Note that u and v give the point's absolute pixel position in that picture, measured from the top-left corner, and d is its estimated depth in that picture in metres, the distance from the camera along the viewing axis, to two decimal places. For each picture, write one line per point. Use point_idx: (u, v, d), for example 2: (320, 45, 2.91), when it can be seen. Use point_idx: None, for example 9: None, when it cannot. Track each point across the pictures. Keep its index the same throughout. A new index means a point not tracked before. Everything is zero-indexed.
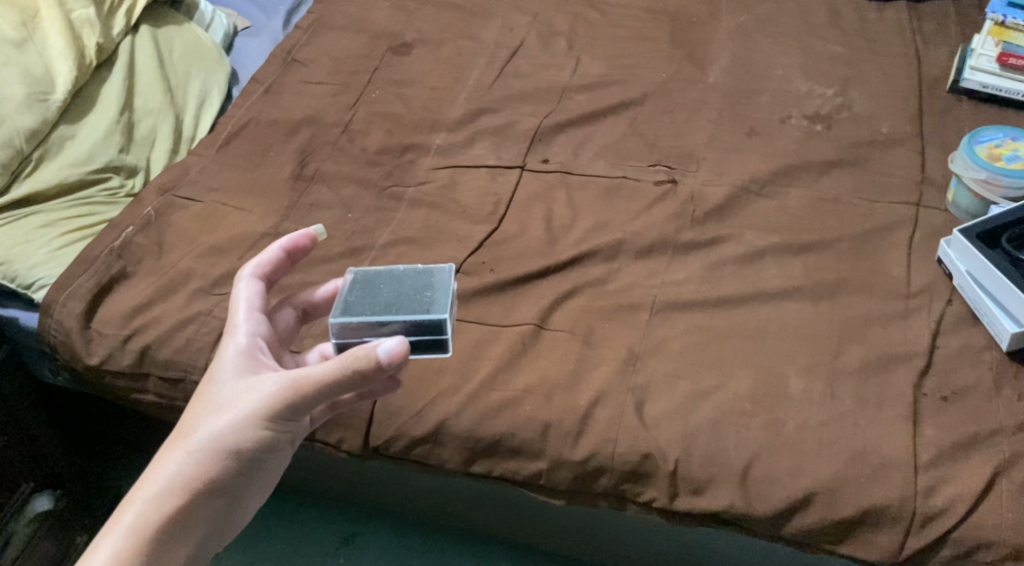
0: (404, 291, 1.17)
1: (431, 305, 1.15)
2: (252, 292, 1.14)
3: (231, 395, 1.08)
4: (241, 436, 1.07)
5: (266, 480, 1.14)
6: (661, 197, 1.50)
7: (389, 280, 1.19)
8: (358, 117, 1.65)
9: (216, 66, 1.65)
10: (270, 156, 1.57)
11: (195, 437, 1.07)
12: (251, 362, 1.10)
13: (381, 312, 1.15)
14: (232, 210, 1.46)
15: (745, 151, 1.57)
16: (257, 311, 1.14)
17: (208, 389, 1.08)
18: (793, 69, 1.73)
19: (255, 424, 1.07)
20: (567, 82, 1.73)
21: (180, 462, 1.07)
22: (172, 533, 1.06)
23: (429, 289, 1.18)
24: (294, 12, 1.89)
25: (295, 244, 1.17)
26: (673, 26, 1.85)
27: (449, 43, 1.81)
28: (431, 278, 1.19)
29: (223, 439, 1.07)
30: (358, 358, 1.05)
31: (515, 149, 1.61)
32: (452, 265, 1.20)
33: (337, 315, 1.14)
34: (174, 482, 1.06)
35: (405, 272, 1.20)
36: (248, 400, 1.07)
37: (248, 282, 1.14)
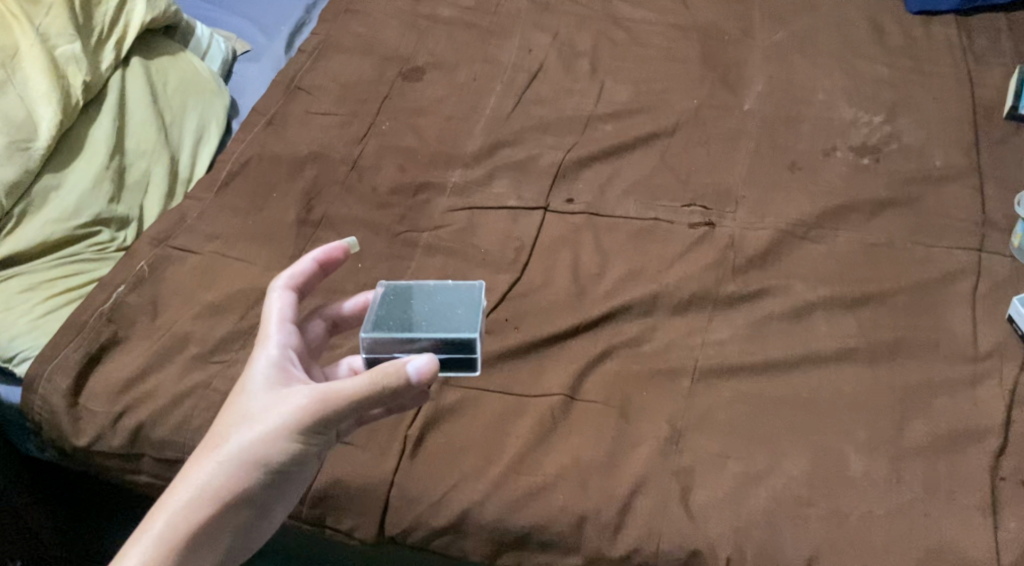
0: (434, 305, 1.07)
1: (462, 322, 1.05)
2: (282, 300, 1.04)
3: (261, 406, 0.98)
4: (270, 451, 0.98)
5: (292, 497, 1.04)
6: (698, 242, 1.38)
7: (420, 292, 1.09)
8: (368, 151, 1.54)
9: (213, 97, 1.54)
10: (273, 197, 1.45)
11: (220, 451, 0.97)
12: (281, 372, 1.01)
13: (410, 328, 1.05)
14: (233, 261, 1.34)
15: (788, 188, 1.45)
16: (286, 321, 1.04)
17: (235, 398, 0.99)
18: (836, 93, 1.61)
19: (285, 438, 0.98)
20: (592, 110, 1.60)
21: (203, 477, 0.97)
22: (194, 552, 0.96)
23: (460, 305, 1.08)
24: (298, 34, 1.77)
25: (329, 256, 1.07)
26: (704, 45, 1.73)
27: (464, 66, 1.69)
28: (462, 293, 1.09)
29: (251, 454, 0.97)
30: (385, 375, 0.98)
31: (537, 188, 1.49)
32: (484, 280, 1.10)
33: (368, 330, 1.04)
34: (197, 499, 0.96)
35: (435, 284, 1.10)
36: (280, 412, 0.98)
37: (279, 290, 1.04)
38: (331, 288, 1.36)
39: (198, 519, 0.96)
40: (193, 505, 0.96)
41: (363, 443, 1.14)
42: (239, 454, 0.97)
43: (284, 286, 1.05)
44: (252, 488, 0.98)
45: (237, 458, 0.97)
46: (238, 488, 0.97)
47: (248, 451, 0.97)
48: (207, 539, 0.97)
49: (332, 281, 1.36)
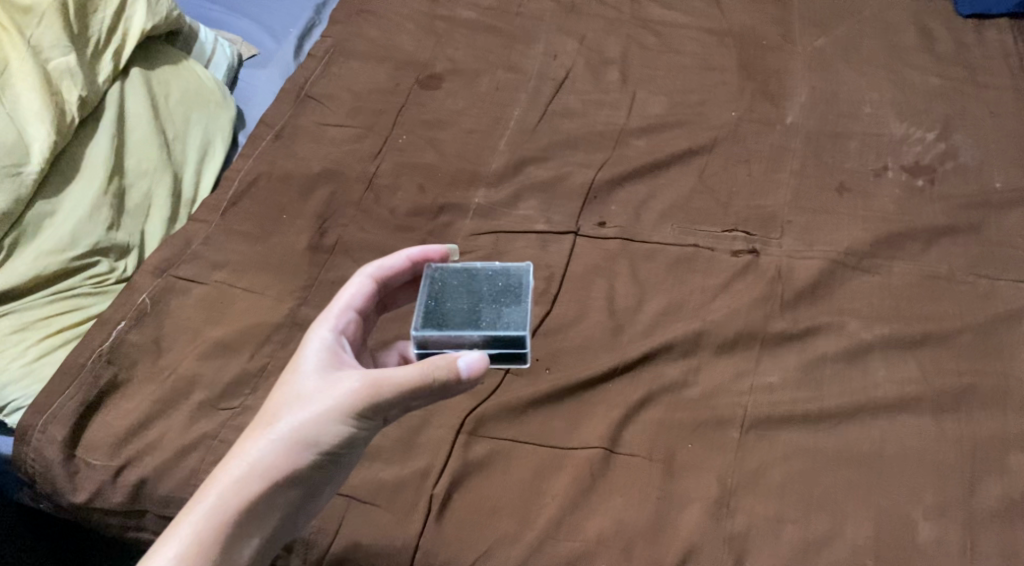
0: (483, 297, 1.04)
1: (511, 316, 1.03)
2: (359, 289, 1.06)
3: (314, 388, 0.99)
4: (320, 434, 0.98)
5: (337, 480, 1.05)
6: (742, 272, 1.30)
7: (468, 281, 1.06)
8: (385, 168, 1.44)
9: (219, 109, 1.43)
10: (285, 220, 1.35)
11: (271, 430, 0.98)
12: (335, 357, 1.02)
13: (460, 325, 1.03)
14: (242, 292, 1.24)
15: (837, 213, 1.35)
16: (351, 309, 1.06)
17: (289, 379, 1.00)
18: (884, 107, 1.51)
19: (336, 423, 0.98)
20: (623, 124, 1.51)
21: (254, 454, 0.98)
22: (244, 527, 0.97)
23: (508, 295, 1.05)
24: (307, 37, 1.66)
25: (425, 258, 1.09)
26: (741, 52, 1.63)
27: (486, 74, 1.59)
28: (510, 282, 1.06)
29: (301, 434, 0.98)
30: (438, 368, 0.98)
31: (566, 211, 1.40)
32: (530, 264, 1.07)
33: (417, 327, 1.02)
34: (248, 475, 0.97)
35: (482, 271, 1.07)
36: (332, 394, 0.98)
37: (358, 280, 1.06)
38: None
39: (249, 493, 0.96)
40: (244, 481, 0.97)
41: (386, 504, 1.06)
42: (291, 433, 0.97)
43: (364, 278, 1.07)
44: (302, 467, 0.99)
45: (289, 436, 0.97)
46: (289, 466, 0.97)
47: (299, 432, 0.98)
48: (257, 515, 0.97)
49: None
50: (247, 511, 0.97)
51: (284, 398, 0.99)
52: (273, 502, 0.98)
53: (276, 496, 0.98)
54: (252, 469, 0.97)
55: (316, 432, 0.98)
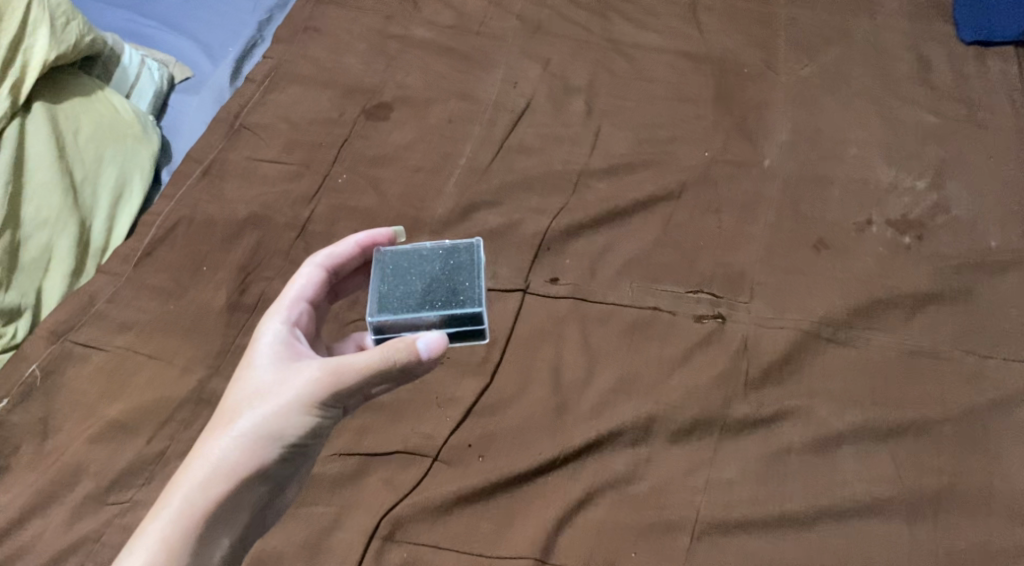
0: (435, 277, 1.00)
1: (464, 292, 0.99)
2: (311, 279, 1.04)
3: (272, 382, 0.96)
4: (284, 427, 0.95)
5: (302, 472, 1.03)
6: (705, 341, 1.17)
7: (416, 261, 1.02)
8: (319, 213, 1.31)
9: (139, 143, 1.30)
10: (204, 273, 1.22)
11: (232, 428, 0.95)
12: (291, 350, 0.99)
13: (415, 307, 0.98)
14: (148, 359, 1.13)
15: (813, 273, 1.23)
16: (302, 300, 1.03)
17: (245, 375, 0.97)
18: (871, 148, 1.38)
19: (298, 414, 0.96)
20: (584, 164, 1.38)
21: (218, 453, 0.95)
22: (214, 527, 0.94)
23: (460, 273, 1.01)
24: (247, 58, 1.51)
25: (373, 241, 1.06)
26: (718, 81, 1.49)
27: (439, 103, 1.45)
28: (461, 260, 1.01)
29: (264, 429, 0.95)
30: (395, 351, 0.95)
31: (516, 264, 1.27)
32: (479, 239, 1.03)
33: (374, 314, 0.98)
34: (213, 474, 0.94)
35: (430, 250, 1.02)
36: (291, 387, 0.95)
37: (309, 270, 1.04)
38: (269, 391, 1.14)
39: (216, 493, 0.93)
40: (210, 480, 0.94)
41: None
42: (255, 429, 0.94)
43: (315, 268, 1.04)
44: (269, 461, 0.96)
45: (252, 432, 0.94)
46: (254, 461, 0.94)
47: (262, 426, 0.95)
48: (227, 513, 0.94)
49: None
50: (216, 509, 0.94)
51: (243, 392, 0.96)
52: (242, 499, 0.95)
53: (243, 492, 0.95)
54: (216, 467, 0.94)
55: (279, 424, 0.95)
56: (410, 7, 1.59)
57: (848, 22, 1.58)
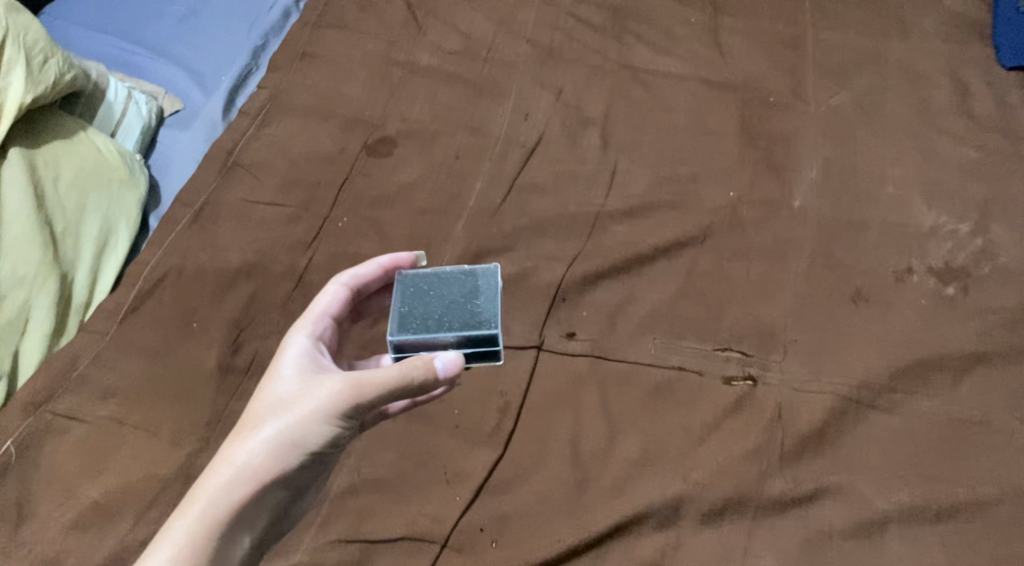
0: (453, 299, 1.01)
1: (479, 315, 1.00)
2: (337, 297, 1.02)
3: (296, 391, 0.93)
4: (306, 437, 0.92)
5: (318, 482, 0.99)
6: (737, 407, 1.09)
7: (433, 284, 1.02)
8: (318, 261, 1.22)
9: (123, 188, 1.21)
10: (194, 329, 1.13)
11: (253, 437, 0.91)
12: (314, 362, 0.96)
13: (433, 327, 0.99)
14: (133, 430, 1.04)
15: (850, 331, 1.15)
16: (327, 316, 1.01)
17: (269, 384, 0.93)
18: (910, 186, 1.29)
19: (319, 425, 0.92)
20: (601, 205, 1.29)
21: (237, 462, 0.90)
22: (233, 536, 0.89)
23: (477, 296, 1.01)
24: (242, 87, 1.41)
25: (397, 265, 1.05)
26: (744, 110, 1.40)
27: (446, 137, 1.36)
28: (478, 283, 1.02)
29: (286, 439, 0.91)
30: (416, 367, 0.93)
31: (529, 317, 1.18)
32: (497, 264, 1.04)
33: (392, 333, 0.98)
34: (235, 480, 0.90)
35: (448, 274, 1.03)
36: (315, 397, 0.92)
37: (336, 288, 1.02)
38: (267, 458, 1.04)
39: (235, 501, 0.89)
40: (231, 487, 0.89)
41: None
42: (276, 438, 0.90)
43: (341, 287, 1.03)
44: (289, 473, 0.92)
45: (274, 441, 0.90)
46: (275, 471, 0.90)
47: (286, 434, 0.91)
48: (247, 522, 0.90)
49: None
50: (236, 516, 0.89)
51: (269, 400, 0.93)
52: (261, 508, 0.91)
53: (264, 500, 0.91)
54: (239, 474, 0.90)
55: (303, 436, 0.91)
56: (415, 31, 1.49)
57: (880, 45, 1.48)
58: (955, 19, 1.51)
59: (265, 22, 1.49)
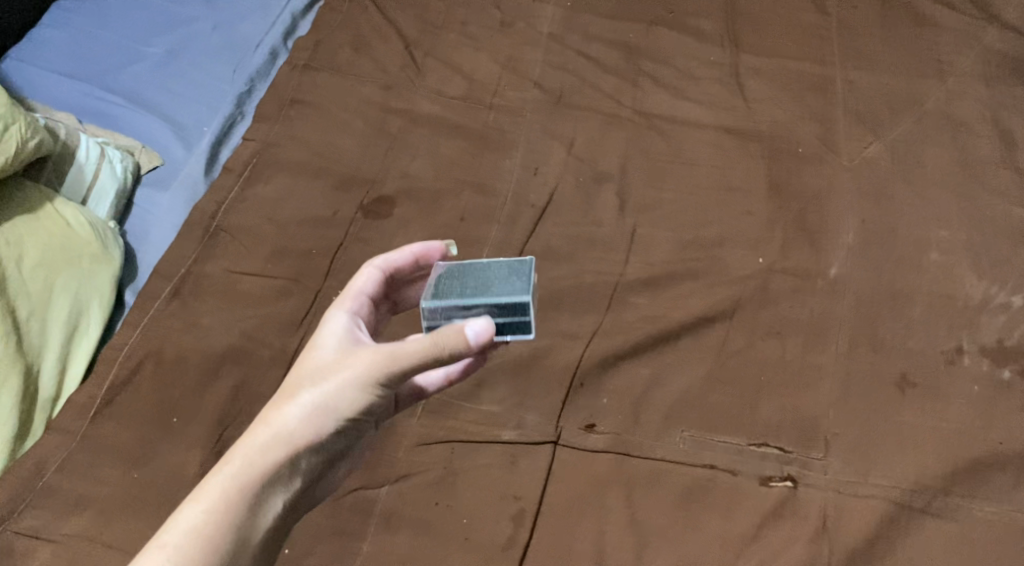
0: (485, 276, 0.88)
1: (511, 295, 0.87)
2: (373, 278, 0.91)
3: (332, 361, 0.84)
4: (340, 406, 0.83)
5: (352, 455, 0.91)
6: (778, 511, 1.01)
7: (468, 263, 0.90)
8: (311, 338, 1.09)
9: (96, 265, 1.10)
10: (176, 425, 1.01)
11: (288, 403, 0.83)
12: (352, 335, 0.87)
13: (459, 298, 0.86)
14: (108, 552, 0.93)
15: (897, 424, 1.06)
16: (365, 297, 0.91)
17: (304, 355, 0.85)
18: (954, 252, 1.18)
19: (354, 393, 0.83)
20: (621, 273, 1.18)
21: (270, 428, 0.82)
22: (266, 505, 0.81)
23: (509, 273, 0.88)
24: (226, 140, 1.30)
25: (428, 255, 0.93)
26: (771, 165, 1.27)
27: (449, 197, 1.24)
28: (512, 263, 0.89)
29: (320, 406, 0.83)
30: (443, 337, 0.82)
31: (545, 407, 1.07)
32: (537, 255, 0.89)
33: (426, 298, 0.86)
34: (270, 446, 0.81)
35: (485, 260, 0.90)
36: (349, 365, 0.83)
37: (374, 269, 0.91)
38: None
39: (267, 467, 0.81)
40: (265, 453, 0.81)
41: None
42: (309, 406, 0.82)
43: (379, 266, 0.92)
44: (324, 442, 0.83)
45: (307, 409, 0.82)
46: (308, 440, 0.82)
47: (320, 402, 0.83)
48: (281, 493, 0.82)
49: None
50: (270, 483, 0.81)
51: (308, 368, 0.85)
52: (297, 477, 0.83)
53: (299, 468, 0.83)
54: (275, 439, 0.82)
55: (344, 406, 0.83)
56: (413, 75, 1.37)
57: (915, 86, 1.35)
58: (999, 54, 1.36)
59: (250, 64, 1.38)
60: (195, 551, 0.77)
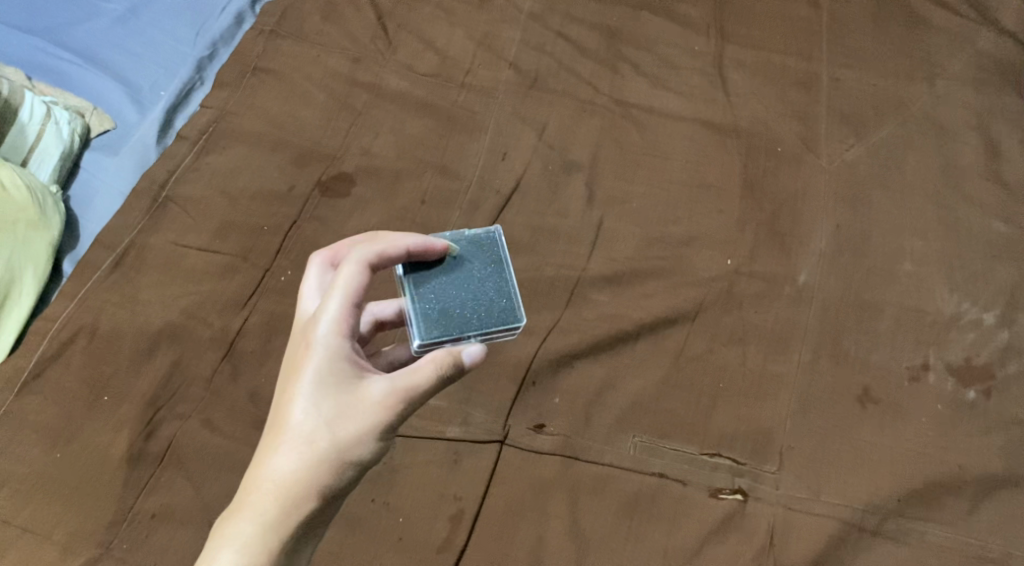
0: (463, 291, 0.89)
1: (506, 298, 0.90)
2: (351, 290, 0.84)
3: (338, 399, 0.83)
4: (355, 447, 0.83)
5: None
6: (724, 526, 1.00)
7: (448, 276, 0.90)
8: (254, 322, 1.07)
9: (30, 233, 1.09)
10: (104, 402, 1.02)
11: (307, 447, 0.82)
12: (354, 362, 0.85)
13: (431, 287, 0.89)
14: (21, 534, 0.97)
15: (853, 442, 1.03)
16: (352, 304, 0.84)
17: (300, 392, 0.83)
18: (929, 265, 1.13)
19: (370, 434, 0.83)
20: (583, 268, 1.13)
21: (297, 475, 0.82)
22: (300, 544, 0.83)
23: (474, 300, 0.89)
24: (182, 107, 1.25)
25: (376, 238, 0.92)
26: (746, 163, 1.19)
27: (410, 179, 1.18)
28: (484, 302, 0.89)
29: (340, 451, 0.82)
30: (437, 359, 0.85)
31: (492, 405, 1.05)
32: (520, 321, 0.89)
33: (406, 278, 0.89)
34: (277, 500, 0.82)
35: (471, 278, 0.90)
36: (356, 405, 0.83)
37: (353, 268, 0.84)
38: (175, 564, 0.96)
39: (298, 515, 0.82)
40: (295, 504, 0.82)
41: None
42: (331, 453, 0.82)
43: (327, 260, 0.91)
44: (349, 485, 0.84)
45: (327, 455, 0.82)
46: (332, 489, 0.83)
47: (337, 449, 0.82)
48: (310, 531, 0.83)
49: (176, 551, 0.96)
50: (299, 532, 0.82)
51: (298, 405, 0.82)
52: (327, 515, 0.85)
53: (325, 514, 0.84)
54: (281, 494, 0.82)
55: (349, 446, 0.83)
56: (383, 47, 1.27)
57: (913, 82, 1.25)
58: (999, 57, 1.27)
59: (214, 27, 1.30)
60: None
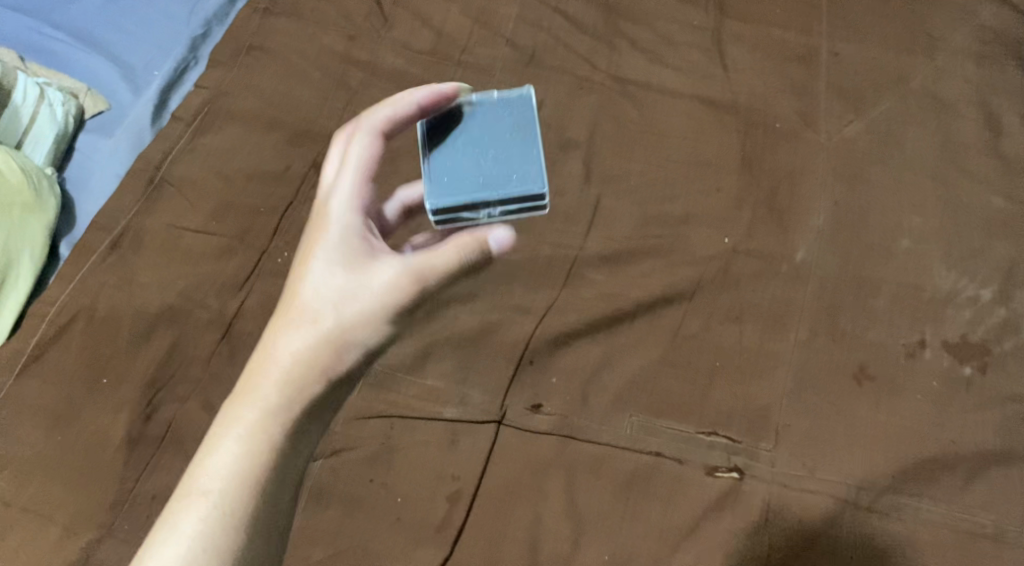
0: (484, 156, 0.89)
1: (529, 165, 0.89)
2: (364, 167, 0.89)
3: (352, 279, 0.86)
4: (364, 329, 0.86)
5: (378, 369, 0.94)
6: (720, 503, 1.00)
7: (468, 139, 0.90)
8: (252, 304, 1.07)
9: (26, 215, 1.09)
10: (103, 384, 1.03)
11: (319, 325, 0.86)
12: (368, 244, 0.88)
13: (451, 150, 0.90)
14: (23, 515, 0.98)
15: (848, 420, 1.04)
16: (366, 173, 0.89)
17: (316, 269, 0.86)
18: (926, 241, 1.13)
19: (378, 317, 0.86)
20: (580, 247, 1.13)
21: (309, 351, 0.85)
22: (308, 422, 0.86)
23: (493, 164, 0.89)
24: (177, 87, 1.24)
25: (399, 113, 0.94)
26: (744, 140, 1.19)
27: (407, 157, 1.17)
28: (506, 167, 0.89)
29: (349, 330, 0.85)
30: (462, 244, 0.87)
31: (489, 386, 1.06)
32: (542, 187, 0.88)
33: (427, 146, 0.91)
34: (287, 377, 0.85)
35: (494, 140, 0.90)
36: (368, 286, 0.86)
37: (365, 136, 0.89)
38: None
39: (306, 392, 0.85)
40: (304, 379, 0.85)
41: None
42: (339, 331, 0.85)
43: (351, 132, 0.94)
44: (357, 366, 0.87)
45: (337, 333, 0.85)
46: (341, 368, 0.86)
47: (347, 329, 0.85)
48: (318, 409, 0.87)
49: None
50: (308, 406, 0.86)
51: (311, 281, 0.86)
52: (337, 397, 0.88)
53: (334, 394, 0.87)
54: (289, 374, 0.85)
55: (356, 325, 0.86)
56: (379, 25, 1.26)
57: (913, 56, 1.24)
58: (1001, 29, 1.25)
59: (207, 5, 1.29)
60: (234, 482, 0.83)
